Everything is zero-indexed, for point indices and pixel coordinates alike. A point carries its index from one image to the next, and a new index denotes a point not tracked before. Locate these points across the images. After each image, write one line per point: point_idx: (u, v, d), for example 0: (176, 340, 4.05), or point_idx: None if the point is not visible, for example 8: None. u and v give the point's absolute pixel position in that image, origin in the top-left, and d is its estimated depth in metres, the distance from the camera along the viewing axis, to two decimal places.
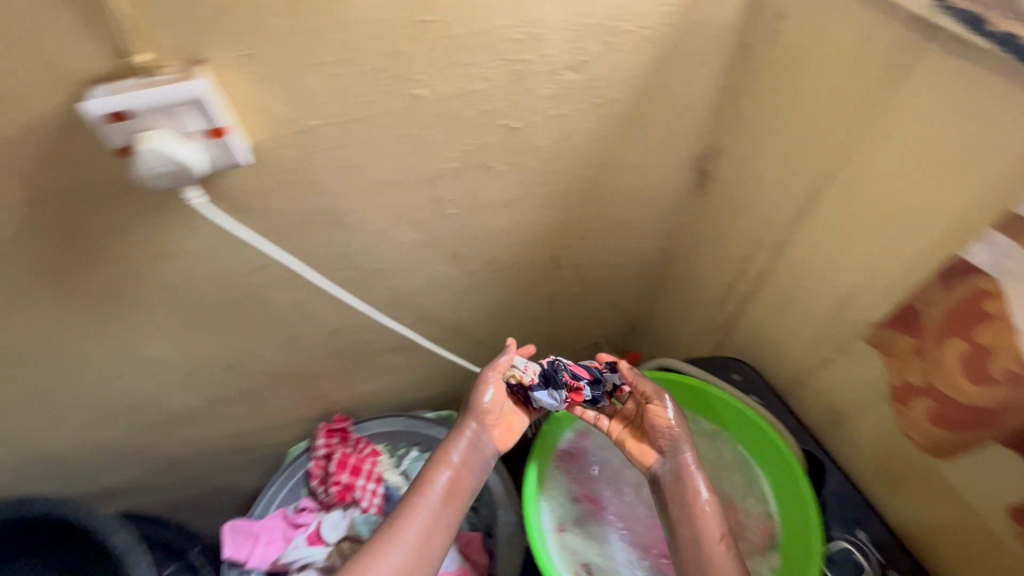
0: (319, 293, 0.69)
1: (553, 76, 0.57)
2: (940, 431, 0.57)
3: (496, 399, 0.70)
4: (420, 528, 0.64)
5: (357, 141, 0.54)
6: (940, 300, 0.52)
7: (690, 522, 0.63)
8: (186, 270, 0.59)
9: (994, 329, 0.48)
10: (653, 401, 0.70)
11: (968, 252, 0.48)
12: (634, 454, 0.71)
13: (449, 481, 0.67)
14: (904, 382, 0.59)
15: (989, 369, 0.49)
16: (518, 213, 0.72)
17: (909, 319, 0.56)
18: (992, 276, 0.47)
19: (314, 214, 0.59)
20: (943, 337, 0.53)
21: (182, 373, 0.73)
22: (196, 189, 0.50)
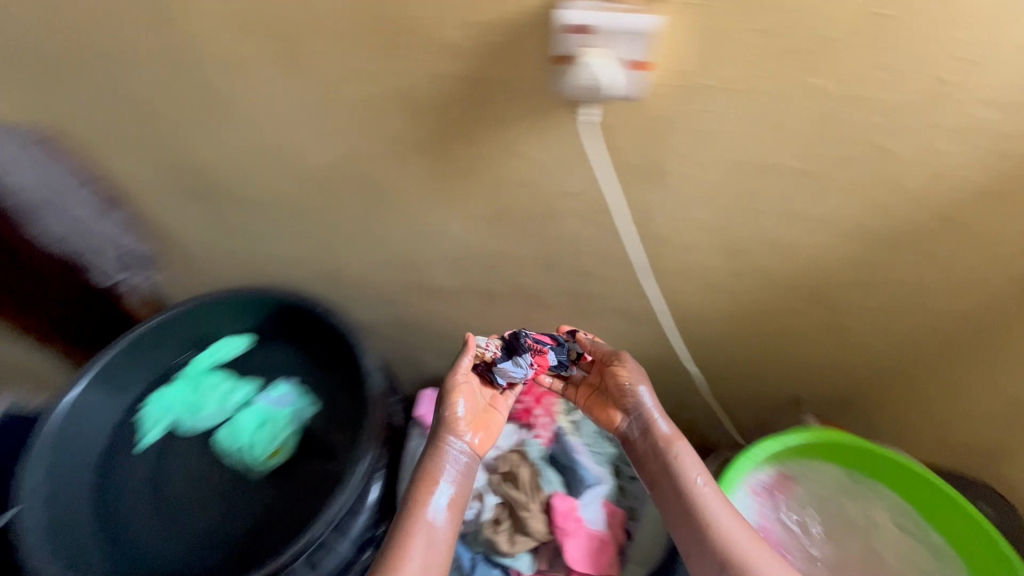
0: (599, 236, 0.75)
1: (967, 108, 0.52)
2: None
3: (470, 407, 0.74)
4: (423, 537, 0.66)
5: (731, 110, 0.56)
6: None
7: (690, 501, 0.68)
8: (521, 171, 0.67)
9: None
10: (613, 362, 0.75)
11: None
12: (600, 416, 0.78)
13: (453, 481, 0.71)
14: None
15: None
16: (822, 235, 0.69)
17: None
18: None
19: (645, 165, 0.63)
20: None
21: (457, 256, 0.84)
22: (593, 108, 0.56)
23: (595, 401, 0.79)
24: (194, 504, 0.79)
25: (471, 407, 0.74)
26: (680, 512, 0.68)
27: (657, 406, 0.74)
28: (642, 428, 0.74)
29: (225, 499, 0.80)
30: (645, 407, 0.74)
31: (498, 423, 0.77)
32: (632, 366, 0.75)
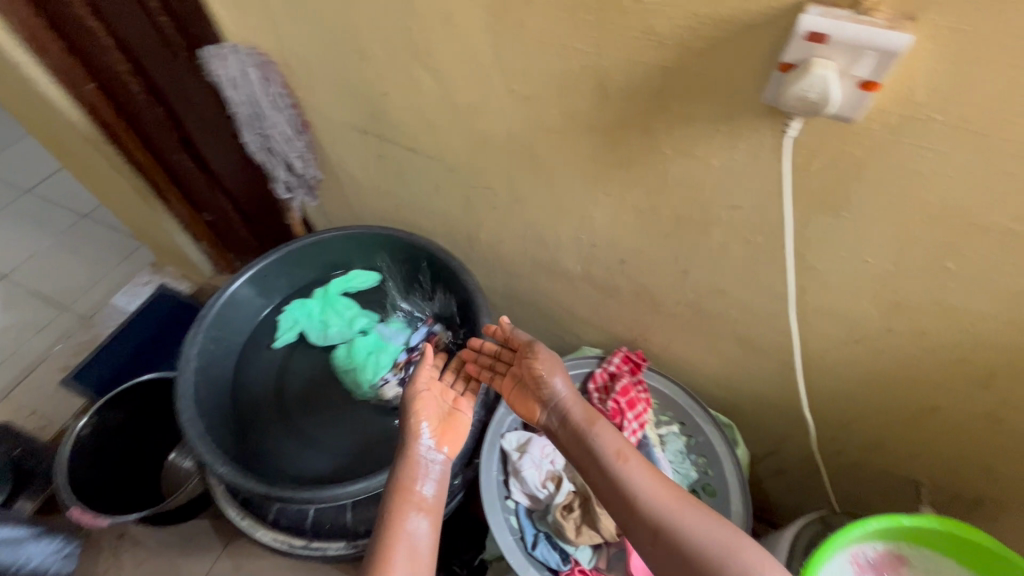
0: (748, 255, 0.72)
1: None
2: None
3: (431, 416, 0.76)
4: (404, 542, 0.65)
5: (951, 152, 0.51)
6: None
7: (625, 492, 0.66)
8: (686, 173, 0.66)
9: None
10: (527, 353, 0.78)
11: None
12: (524, 413, 0.79)
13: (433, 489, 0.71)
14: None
15: None
16: (1012, 312, 0.61)
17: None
18: None
19: (829, 192, 0.60)
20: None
21: (591, 243, 0.85)
22: (798, 123, 0.53)
23: (517, 394, 0.80)
24: (310, 411, 0.90)
25: (431, 405, 0.77)
26: (624, 505, 0.66)
27: (570, 393, 0.76)
28: (555, 406, 0.76)
29: (336, 416, 0.89)
30: (557, 396, 0.75)
31: (464, 424, 0.79)
32: (545, 354, 0.77)
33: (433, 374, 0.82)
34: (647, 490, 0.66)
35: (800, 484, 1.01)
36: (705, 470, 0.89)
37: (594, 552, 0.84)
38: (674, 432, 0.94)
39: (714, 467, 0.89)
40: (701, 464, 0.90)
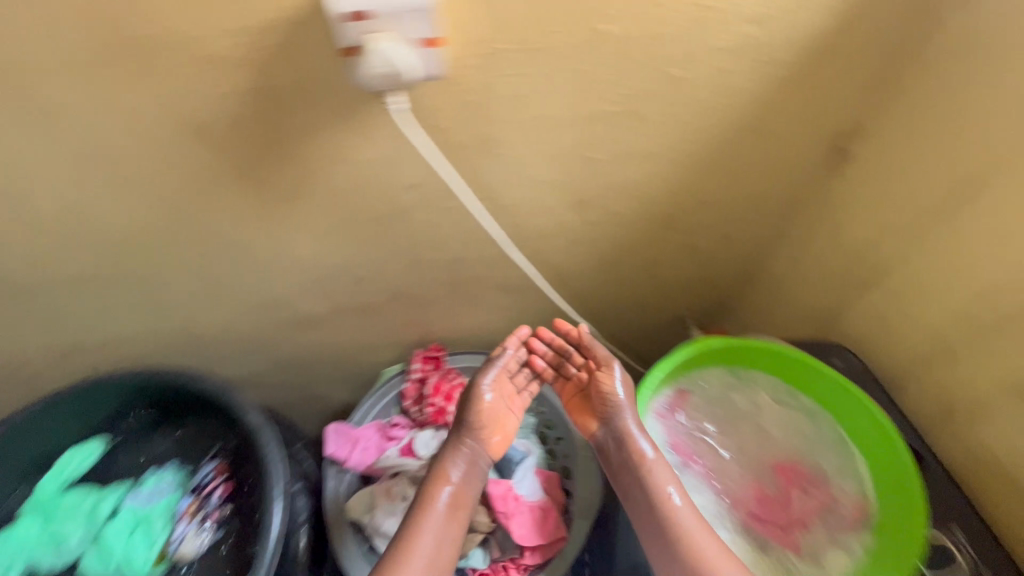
0: (456, 219, 0.74)
1: (731, 27, 0.57)
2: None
3: (495, 403, 0.78)
4: (428, 540, 0.68)
5: (535, 70, 0.57)
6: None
7: (650, 490, 0.69)
8: (352, 176, 0.64)
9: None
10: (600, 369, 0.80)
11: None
12: (580, 424, 0.80)
13: (454, 488, 0.73)
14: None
15: None
16: (653, 169, 0.73)
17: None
18: None
19: (475, 139, 0.63)
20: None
21: (319, 277, 0.79)
22: (396, 94, 0.54)
23: (578, 404, 0.82)
24: None
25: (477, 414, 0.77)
26: (648, 517, 0.68)
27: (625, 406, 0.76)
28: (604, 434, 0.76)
29: None
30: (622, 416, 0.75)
31: (515, 426, 0.79)
32: (617, 374, 0.79)
33: (506, 367, 0.81)
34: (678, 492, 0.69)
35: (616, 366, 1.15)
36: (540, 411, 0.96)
37: (485, 549, 0.82)
38: None
39: (544, 401, 0.96)
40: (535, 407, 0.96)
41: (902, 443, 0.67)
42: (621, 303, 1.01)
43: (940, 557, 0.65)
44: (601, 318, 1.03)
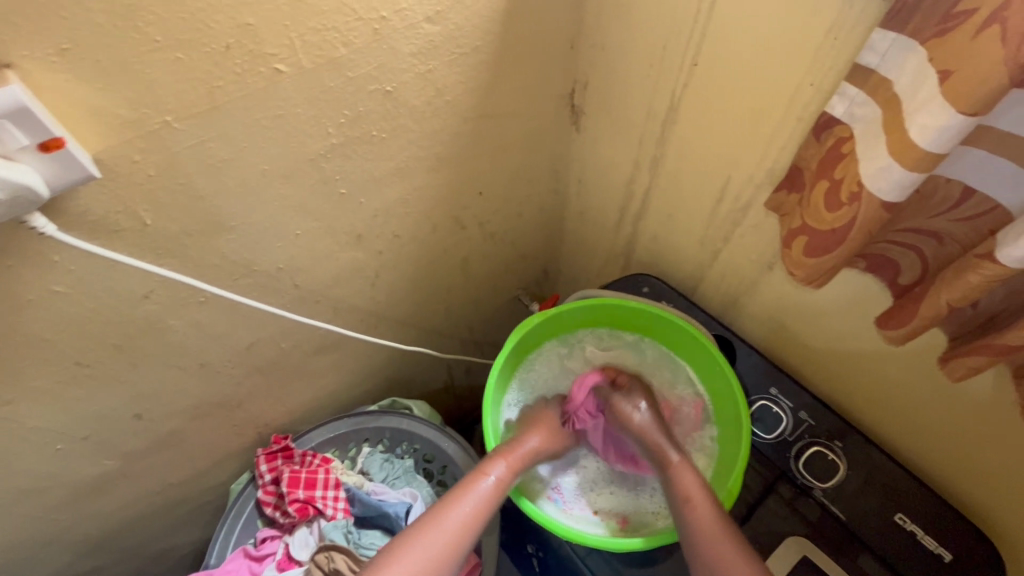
0: (222, 307, 0.64)
1: (413, 31, 0.56)
2: (815, 263, 0.53)
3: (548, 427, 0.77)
4: (441, 539, 0.67)
5: (222, 131, 0.50)
6: (813, 153, 0.57)
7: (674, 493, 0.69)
8: (55, 316, 0.52)
9: (849, 162, 0.48)
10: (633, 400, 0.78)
11: (828, 105, 0.50)
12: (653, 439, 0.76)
13: (508, 469, 0.73)
14: (789, 229, 0.57)
15: (840, 196, 0.48)
16: (412, 180, 0.71)
17: (793, 178, 0.61)
18: (847, 123, 0.49)
19: (193, 222, 0.54)
20: (813, 180, 0.52)
21: (84, 435, 0.65)
22: (39, 214, 0.44)
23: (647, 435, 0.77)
24: None
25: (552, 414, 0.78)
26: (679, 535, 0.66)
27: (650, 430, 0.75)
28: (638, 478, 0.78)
29: None
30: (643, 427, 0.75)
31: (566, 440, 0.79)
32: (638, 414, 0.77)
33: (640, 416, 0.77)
34: (696, 498, 0.67)
35: (475, 361, 1.15)
36: (415, 449, 0.93)
37: None
38: (369, 451, 0.92)
39: (415, 439, 0.93)
40: (408, 449, 0.93)
41: (714, 348, 0.75)
42: (451, 310, 1.00)
43: (770, 420, 0.77)
44: (439, 329, 1.01)
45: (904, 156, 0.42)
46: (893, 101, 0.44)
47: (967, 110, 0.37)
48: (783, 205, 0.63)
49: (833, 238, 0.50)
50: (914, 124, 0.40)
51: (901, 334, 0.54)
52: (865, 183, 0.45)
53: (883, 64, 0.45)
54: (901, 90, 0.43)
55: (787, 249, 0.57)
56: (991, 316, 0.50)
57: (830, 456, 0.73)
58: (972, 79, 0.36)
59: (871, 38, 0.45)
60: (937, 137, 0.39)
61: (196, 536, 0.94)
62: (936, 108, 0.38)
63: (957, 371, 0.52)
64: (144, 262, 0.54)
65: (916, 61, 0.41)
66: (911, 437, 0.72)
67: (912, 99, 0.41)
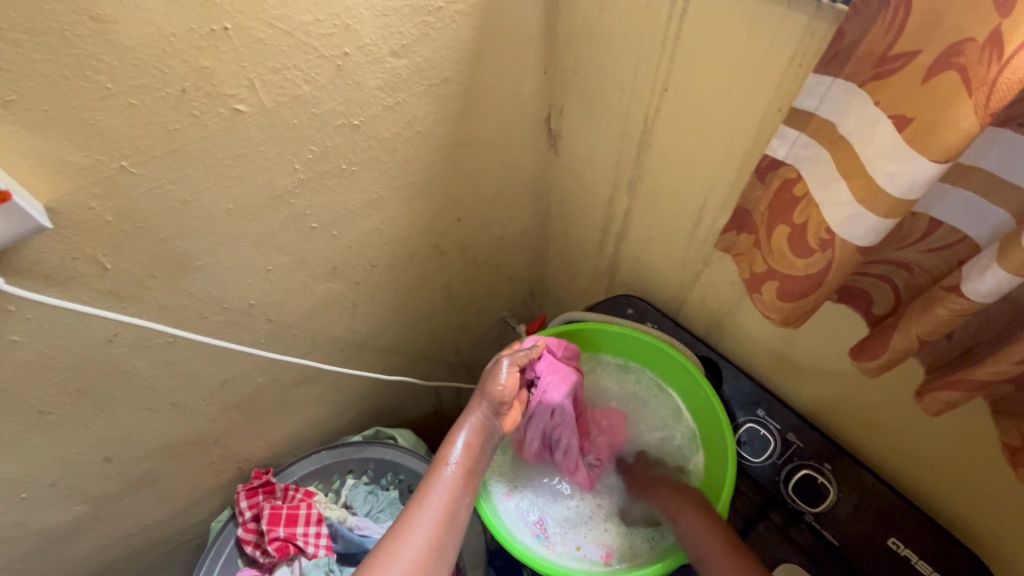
0: (192, 345, 0.63)
1: (378, 65, 0.55)
2: (791, 305, 0.51)
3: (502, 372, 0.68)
4: (434, 516, 0.59)
5: (183, 172, 0.49)
6: (759, 195, 0.55)
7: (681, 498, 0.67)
8: (14, 363, 0.51)
9: (809, 205, 0.47)
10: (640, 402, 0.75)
11: (769, 148, 0.51)
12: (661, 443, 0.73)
13: (474, 429, 0.66)
14: (755, 271, 0.56)
15: (807, 242, 0.47)
16: (386, 211, 0.70)
17: (741, 220, 0.59)
18: (792, 165, 0.50)
19: (157, 263, 0.54)
20: (772, 223, 0.52)
21: (51, 481, 0.63)
22: None
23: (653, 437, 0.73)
24: None
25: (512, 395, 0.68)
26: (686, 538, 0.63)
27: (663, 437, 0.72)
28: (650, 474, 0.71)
29: None
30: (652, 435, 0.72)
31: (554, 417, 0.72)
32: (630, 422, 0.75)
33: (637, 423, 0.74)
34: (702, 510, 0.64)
35: (463, 385, 1.13)
36: (399, 480, 0.91)
37: None
38: (353, 483, 0.90)
39: (400, 469, 0.91)
40: (393, 479, 0.91)
41: (698, 371, 0.75)
42: (435, 335, 0.99)
43: (758, 443, 0.75)
44: (424, 355, 1.00)
45: (874, 203, 0.40)
46: (841, 141, 0.44)
47: (938, 159, 0.36)
48: (735, 245, 0.61)
49: (808, 282, 0.48)
50: (882, 172, 0.39)
51: (874, 366, 0.52)
52: (835, 230, 0.44)
53: (821, 106, 0.46)
54: (847, 132, 0.43)
55: (758, 294, 0.55)
56: (966, 349, 0.49)
57: (820, 479, 0.71)
58: (936, 127, 0.35)
59: (807, 83, 0.46)
60: (907, 184, 0.38)
61: (178, 574, 0.92)
62: (903, 155, 0.38)
63: (934, 405, 0.51)
64: (102, 307, 0.53)
65: (861, 107, 0.42)
66: (899, 459, 0.70)
67: (867, 144, 0.41)
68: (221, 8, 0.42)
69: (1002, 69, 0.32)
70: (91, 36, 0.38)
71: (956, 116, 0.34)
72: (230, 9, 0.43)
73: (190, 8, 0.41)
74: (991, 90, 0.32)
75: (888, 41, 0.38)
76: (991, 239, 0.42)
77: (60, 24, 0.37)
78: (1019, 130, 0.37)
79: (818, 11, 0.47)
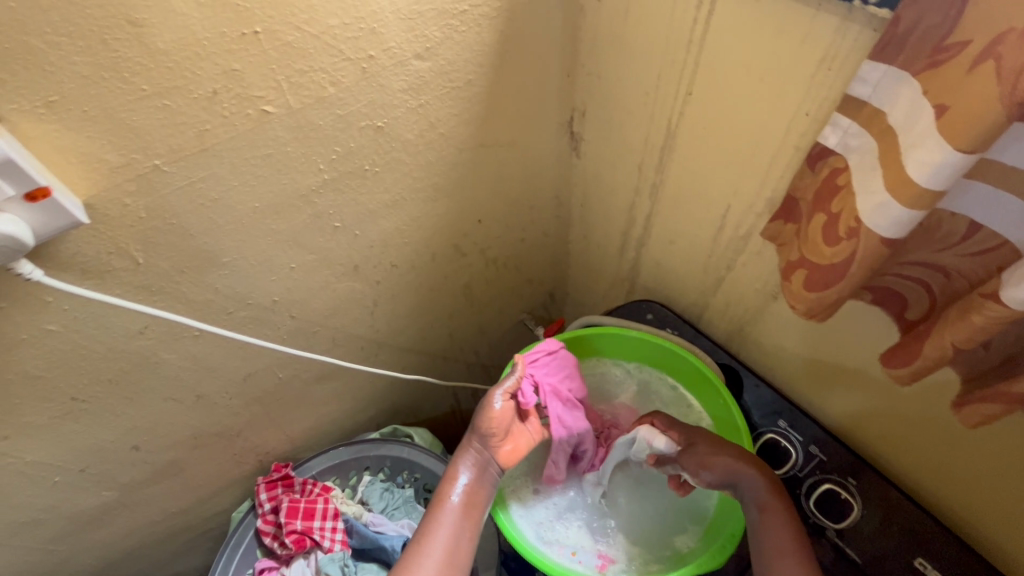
0: (217, 340, 0.65)
1: (403, 68, 0.56)
2: (816, 297, 0.50)
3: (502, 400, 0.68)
4: (439, 553, 0.62)
5: (212, 172, 0.51)
6: (808, 184, 0.53)
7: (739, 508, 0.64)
8: (50, 353, 0.53)
9: (847, 194, 0.45)
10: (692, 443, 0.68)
11: (821, 135, 0.49)
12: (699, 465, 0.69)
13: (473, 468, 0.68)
14: (788, 260, 0.54)
15: (837, 230, 0.46)
16: (408, 211, 0.71)
17: (790, 209, 0.57)
18: (841, 154, 0.48)
19: (185, 259, 0.55)
20: (812, 211, 0.50)
21: (82, 466, 0.66)
22: (26, 260, 0.45)
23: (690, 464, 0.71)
24: None
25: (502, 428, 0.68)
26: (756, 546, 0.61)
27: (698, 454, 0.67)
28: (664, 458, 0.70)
29: None
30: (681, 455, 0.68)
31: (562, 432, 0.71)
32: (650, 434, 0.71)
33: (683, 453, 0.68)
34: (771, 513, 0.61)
35: (480, 387, 1.14)
36: (415, 478, 0.92)
37: None
38: (369, 480, 0.91)
39: (416, 468, 0.92)
40: (408, 477, 0.92)
41: (720, 382, 0.73)
42: (454, 336, 0.99)
43: (778, 454, 0.74)
44: (443, 355, 1.00)
45: (902, 192, 0.39)
46: (889, 132, 0.42)
47: (964, 147, 0.35)
48: (781, 235, 0.59)
49: (833, 272, 0.47)
50: (912, 160, 0.38)
51: (907, 373, 0.50)
52: (863, 218, 0.43)
53: (874, 94, 0.44)
54: (894, 122, 0.42)
55: (786, 282, 0.54)
56: (1006, 358, 0.47)
57: (844, 495, 0.69)
58: (967, 115, 0.34)
59: (863, 69, 0.44)
60: (934, 175, 0.37)
61: (199, 562, 0.94)
62: (933, 144, 0.37)
63: (972, 417, 0.49)
64: (133, 301, 0.55)
65: (911, 95, 0.40)
66: (928, 476, 0.68)
67: (908, 132, 0.40)
68: (252, 13, 0.44)
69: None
70: (128, 39, 0.40)
71: (982, 105, 0.34)
72: (261, 14, 0.44)
73: (223, 13, 0.42)
74: (1016, 78, 0.32)
75: (943, 31, 0.37)
76: None
77: (100, 28, 0.39)
78: None
79: (849, 14, 0.45)
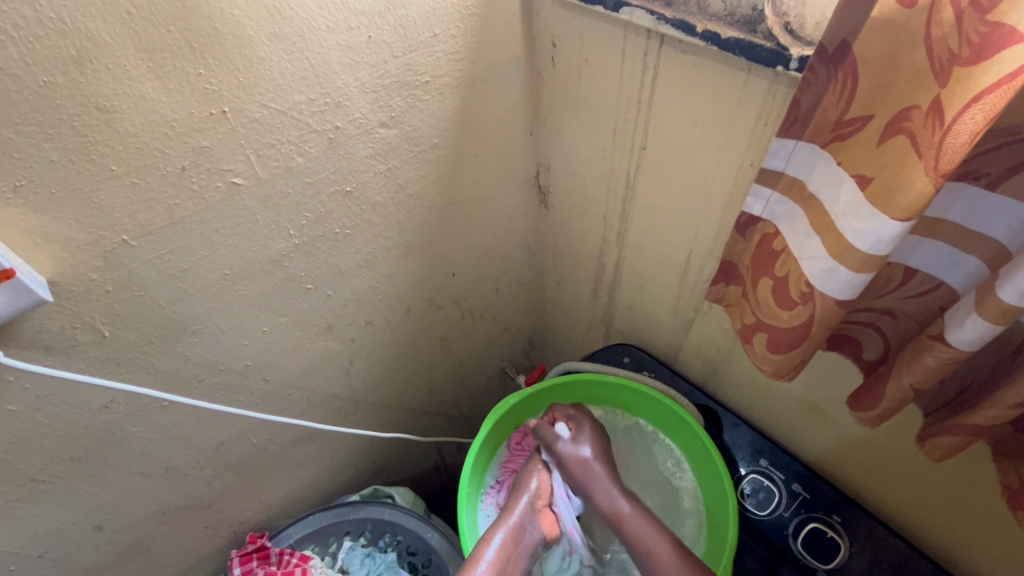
0: (187, 409, 0.64)
1: (369, 136, 0.59)
2: (782, 358, 0.51)
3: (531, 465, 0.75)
4: None
5: (180, 244, 0.52)
6: (741, 249, 0.56)
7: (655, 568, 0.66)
8: (8, 434, 0.52)
9: (788, 259, 0.48)
10: (761, 330, 0.53)
11: (745, 205, 0.52)
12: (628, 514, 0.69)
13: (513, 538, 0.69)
14: (745, 323, 0.56)
15: (791, 293, 0.48)
16: (381, 269, 0.72)
17: (728, 271, 0.59)
18: (769, 220, 0.51)
19: (153, 329, 0.55)
20: (756, 276, 0.53)
21: (41, 551, 0.63)
22: None
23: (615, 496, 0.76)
24: None
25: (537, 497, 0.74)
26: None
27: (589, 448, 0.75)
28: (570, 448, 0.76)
29: None
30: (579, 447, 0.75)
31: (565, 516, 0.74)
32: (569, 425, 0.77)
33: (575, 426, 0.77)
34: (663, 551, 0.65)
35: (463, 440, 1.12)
36: (397, 541, 0.89)
37: None
38: (350, 545, 0.87)
39: (398, 530, 0.89)
40: (391, 541, 0.89)
41: (699, 427, 0.73)
42: (433, 390, 0.98)
43: (763, 495, 0.73)
44: (423, 410, 0.99)
45: (850, 258, 0.41)
46: (812, 199, 0.46)
47: (899, 216, 0.37)
48: (726, 296, 0.61)
49: (795, 335, 0.48)
50: (849, 228, 0.40)
51: (873, 415, 0.51)
52: (815, 284, 0.45)
53: (788, 166, 0.47)
54: (817, 190, 0.45)
55: (749, 344, 0.55)
56: (959, 392, 0.49)
57: (830, 533, 0.68)
58: (896, 185, 0.37)
59: (773, 146, 0.47)
60: (872, 242, 0.39)
61: None
62: (868, 214, 0.39)
63: (937, 451, 0.50)
64: (99, 375, 0.54)
65: (826, 165, 0.43)
66: (909, 508, 0.68)
67: (835, 202, 0.42)
68: (220, 95, 0.46)
69: (948, 133, 0.33)
70: (97, 124, 0.42)
71: (912, 176, 0.36)
72: (228, 94, 0.46)
73: (191, 96, 0.45)
74: (938, 153, 0.34)
75: (841, 108, 0.40)
76: (968, 284, 0.43)
77: (69, 116, 0.40)
78: (975, 185, 0.39)
79: (776, 77, 0.49)
